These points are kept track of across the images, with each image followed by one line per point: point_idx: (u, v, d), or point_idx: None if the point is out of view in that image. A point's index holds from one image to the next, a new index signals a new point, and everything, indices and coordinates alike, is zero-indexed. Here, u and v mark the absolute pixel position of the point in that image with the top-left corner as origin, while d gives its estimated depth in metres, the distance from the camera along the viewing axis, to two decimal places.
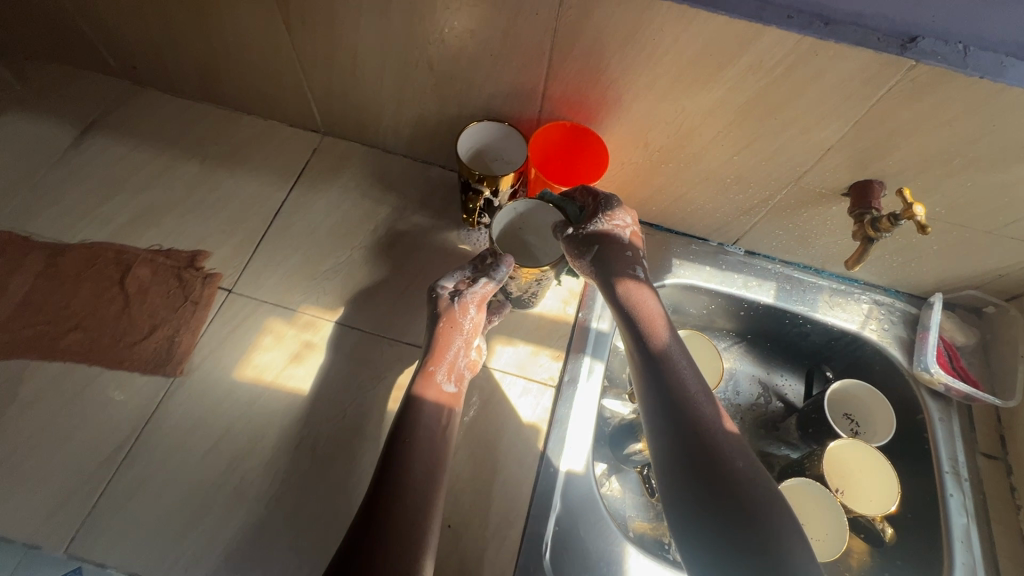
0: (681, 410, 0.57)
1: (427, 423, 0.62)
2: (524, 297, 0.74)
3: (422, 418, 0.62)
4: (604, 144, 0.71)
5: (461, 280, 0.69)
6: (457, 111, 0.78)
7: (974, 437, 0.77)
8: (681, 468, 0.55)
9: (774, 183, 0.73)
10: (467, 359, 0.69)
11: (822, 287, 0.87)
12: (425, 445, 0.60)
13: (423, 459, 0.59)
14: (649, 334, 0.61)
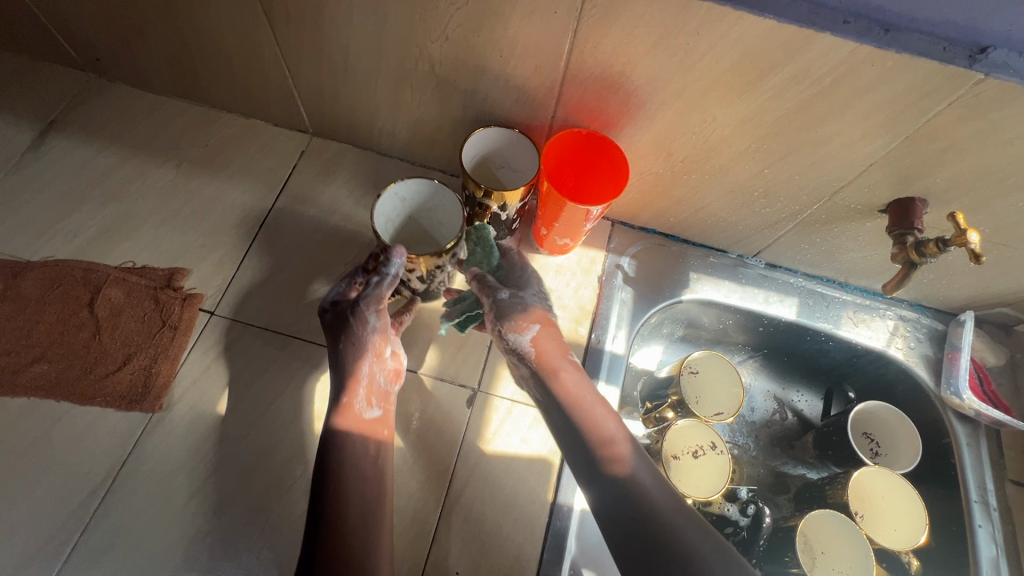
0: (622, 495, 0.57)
1: (359, 445, 0.59)
2: (433, 288, 0.68)
3: (353, 442, 0.58)
4: (623, 154, 0.64)
5: (353, 286, 0.65)
6: (460, 114, 0.71)
7: (1003, 464, 0.74)
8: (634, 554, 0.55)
9: (805, 198, 0.67)
10: (387, 370, 0.63)
11: (846, 302, 0.82)
12: (356, 467, 0.57)
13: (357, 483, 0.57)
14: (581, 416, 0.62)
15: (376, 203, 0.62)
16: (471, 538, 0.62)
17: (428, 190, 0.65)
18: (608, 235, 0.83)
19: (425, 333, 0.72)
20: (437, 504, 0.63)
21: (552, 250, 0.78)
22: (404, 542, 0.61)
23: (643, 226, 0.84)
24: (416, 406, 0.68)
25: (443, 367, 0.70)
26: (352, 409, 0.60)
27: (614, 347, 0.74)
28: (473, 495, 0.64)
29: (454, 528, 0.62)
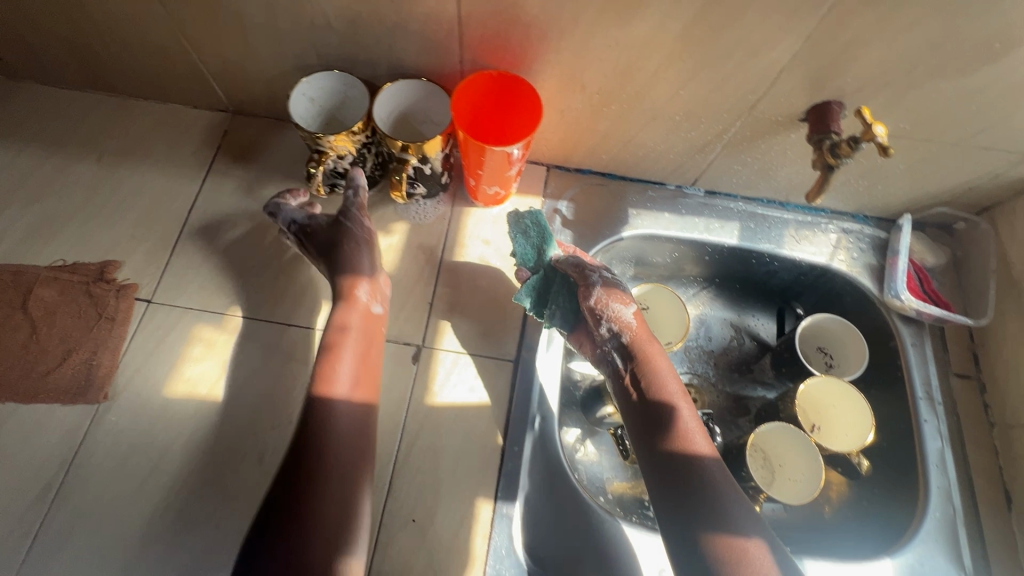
0: (694, 487, 0.54)
1: (338, 422, 0.57)
2: (368, 174, 0.74)
3: (336, 420, 0.57)
4: (536, 94, 0.62)
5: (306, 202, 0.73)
6: (370, 71, 0.69)
7: (947, 359, 0.75)
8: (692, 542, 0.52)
9: (725, 116, 0.67)
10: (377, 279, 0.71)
11: (787, 221, 0.82)
12: (336, 444, 0.55)
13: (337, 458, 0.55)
14: (666, 403, 0.59)
15: (290, 104, 0.67)
16: (427, 487, 0.63)
17: (333, 84, 0.69)
18: (544, 181, 0.82)
19: None
20: (389, 458, 0.64)
21: (487, 202, 0.77)
22: None
23: (578, 167, 0.83)
24: None
25: (385, 328, 0.71)
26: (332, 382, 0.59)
27: None
28: (426, 446, 0.65)
29: (409, 479, 0.63)
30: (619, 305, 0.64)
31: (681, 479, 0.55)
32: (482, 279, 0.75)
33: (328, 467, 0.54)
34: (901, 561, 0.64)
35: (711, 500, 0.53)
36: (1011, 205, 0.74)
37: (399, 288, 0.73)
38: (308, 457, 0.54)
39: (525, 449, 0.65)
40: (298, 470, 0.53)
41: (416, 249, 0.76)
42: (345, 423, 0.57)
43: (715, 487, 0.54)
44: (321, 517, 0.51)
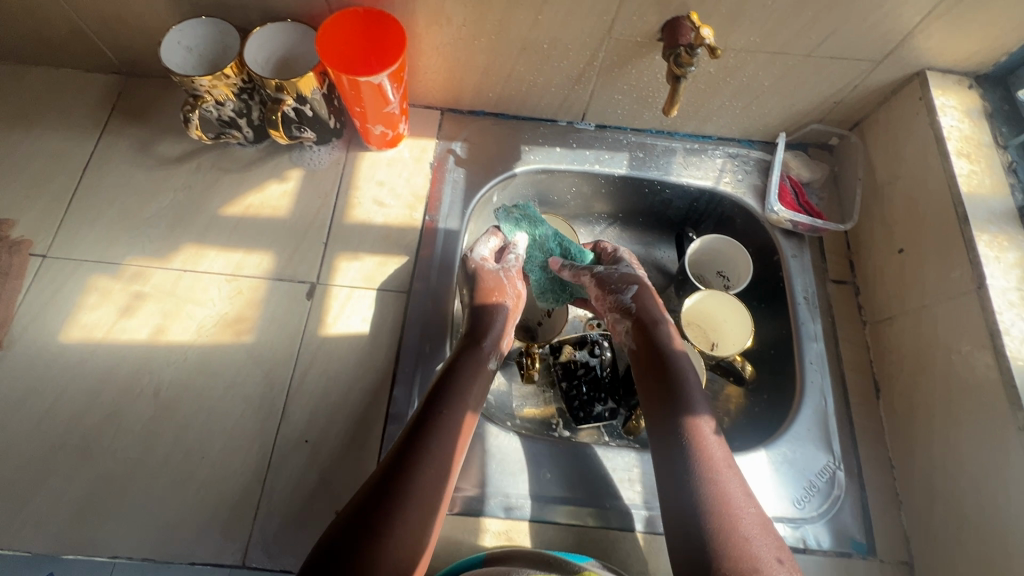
0: (695, 448, 0.57)
1: (465, 369, 0.63)
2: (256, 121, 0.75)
3: (462, 369, 0.63)
4: (401, 30, 0.65)
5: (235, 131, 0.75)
6: (244, 18, 0.71)
7: (825, 267, 0.79)
8: (685, 502, 0.54)
9: (589, 41, 0.69)
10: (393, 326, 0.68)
11: (675, 149, 0.85)
12: (462, 391, 0.61)
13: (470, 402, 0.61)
14: (682, 372, 0.63)
15: (162, 51, 0.67)
16: (320, 411, 0.66)
17: (207, 31, 0.69)
18: (438, 124, 0.85)
19: (260, 240, 0.75)
20: (283, 386, 0.67)
21: (380, 144, 0.80)
22: (253, 424, 0.65)
23: (471, 109, 0.85)
24: (256, 307, 0.71)
25: (280, 268, 0.73)
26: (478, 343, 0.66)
27: (449, 225, 0.77)
28: (320, 375, 0.68)
29: (303, 404, 0.66)
30: (623, 289, 0.72)
31: (684, 442, 0.58)
32: (375, 218, 0.77)
33: (459, 409, 0.59)
34: (775, 451, 0.68)
35: (709, 465, 0.56)
36: (875, 116, 0.77)
37: (294, 230, 0.76)
38: (446, 402, 0.59)
39: (416, 371, 0.69)
40: (422, 421, 0.57)
41: (311, 193, 0.78)
42: (478, 374, 0.63)
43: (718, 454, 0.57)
44: (444, 460, 0.55)
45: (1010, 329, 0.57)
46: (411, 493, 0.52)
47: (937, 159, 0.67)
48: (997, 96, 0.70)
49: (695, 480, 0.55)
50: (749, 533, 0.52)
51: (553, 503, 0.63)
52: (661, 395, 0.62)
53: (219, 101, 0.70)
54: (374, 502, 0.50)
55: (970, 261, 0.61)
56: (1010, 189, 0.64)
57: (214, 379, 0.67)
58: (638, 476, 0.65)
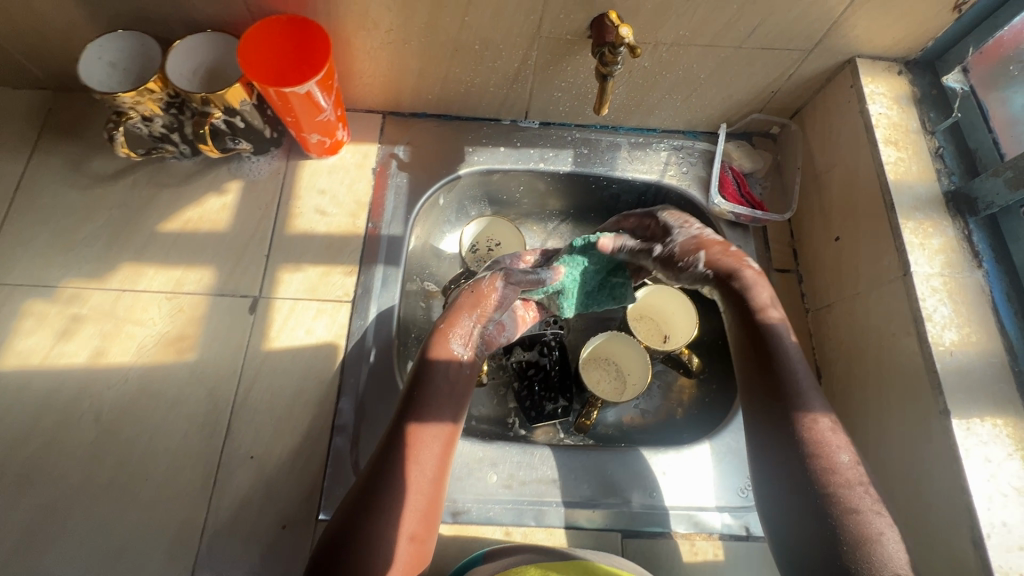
0: (804, 431, 0.56)
1: (429, 381, 0.59)
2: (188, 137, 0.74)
3: (433, 378, 0.59)
4: (327, 40, 0.64)
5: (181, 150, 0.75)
6: (167, 29, 0.69)
7: (769, 256, 0.80)
8: (797, 507, 0.54)
9: (520, 41, 0.69)
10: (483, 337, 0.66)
11: (620, 144, 0.85)
12: (432, 405, 0.58)
13: (438, 413, 0.58)
14: (782, 354, 0.60)
15: (80, 68, 0.65)
16: (265, 426, 0.66)
17: (128, 45, 0.68)
18: (380, 129, 0.84)
19: (200, 256, 0.74)
20: (228, 403, 0.67)
21: (320, 152, 0.79)
22: (197, 443, 0.64)
23: (412, 112, 0.85)
24: (197, 324, 0.70)
25: (221, 284, 0.72)
26: (436, 348, 0.61)
27: (392, 232, 0.77)
28: (265, 389, 0.68)
29: (248, 420, 0.66)
30: (690, 263, 0.67)
31: (806, 436, 0.56)
32: (317, 227, 0.77)
33: (428, 425, 0.57)
34: (721, 442, 0.69)
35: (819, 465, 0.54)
36: (812, 104, 0.78)
37: (235, 244, 0.75)
38: (416, 419, 0.57)
39: (362, 380, 0.69)
40: (396, 442, 0.55)
41: (250, 205, 0.77)
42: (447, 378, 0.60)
43: (834, 448, 0.55)
44: (407, 481, 0.53)
45: (932, 315, 0.58)
46: (384, 518, 0.51)
47: (868, 147, 0.67)
48: (926, 81, 0.70)
49: (807, 480, 0.54)
50: (875, 528, 0.51)
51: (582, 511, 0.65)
52: (768, 386, 0.59)
53: (146, 117, 0.68)
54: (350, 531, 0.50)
55: (896, 248, 0.61)
56: (936, 174, 0.65)
57: (156, 399, 0.66)
58: (586, 474, 0.67)
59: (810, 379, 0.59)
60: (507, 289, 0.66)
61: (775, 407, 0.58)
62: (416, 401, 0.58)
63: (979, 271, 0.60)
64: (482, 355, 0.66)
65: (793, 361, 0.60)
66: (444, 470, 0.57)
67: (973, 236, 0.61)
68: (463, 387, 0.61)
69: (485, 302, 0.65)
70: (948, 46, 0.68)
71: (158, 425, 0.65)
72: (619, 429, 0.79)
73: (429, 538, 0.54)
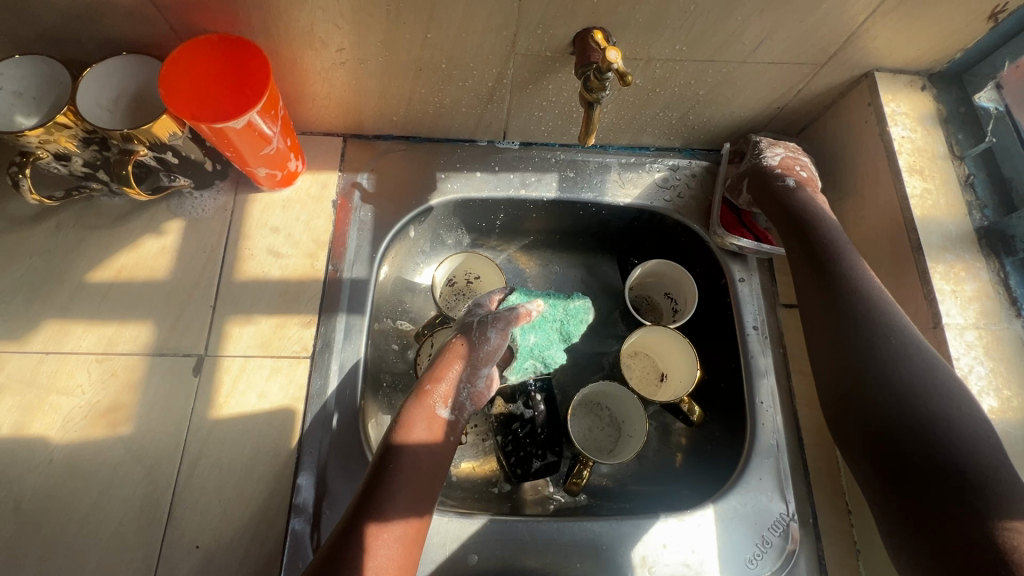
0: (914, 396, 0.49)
1: (397, 465, 0.54)
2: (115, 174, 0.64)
3: (401, 461, 0.54)
4: (268, 65, 0.55)
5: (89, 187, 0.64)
6: (81, 52, 0.59)
7: (775, 290, 0.72)
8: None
9: (493, 59, 0.60)
10: (475, 391, 0.62)
11: (609, 165, 0.76)
12: (401, 493, 0.53)
13: (402, 505, 0.52)
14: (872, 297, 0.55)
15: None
16: (212, 509, 0.58)
17: (36, 72, 0.58)
18: (341, 154, 0.75)
19: (135, 309, 0.65)
20: (169, 483, 0.58)
21: (272, 185, 0.69)
22: (134, 532, 0.56)
23: (377, 134, 0.76)
24: (133, 390, 0.61)
25: (160, 341, 0.64)
26: (408, 427, 0.56)
27: (356, 274, 0.69)
28: (211, 465, 0.59)
29: (192, 502, 0.58)
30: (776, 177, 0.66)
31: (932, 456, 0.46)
32: (270, 271, 0.68)
33: (392, 519, 0.51)
34: (725, 506, 0.62)
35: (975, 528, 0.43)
36: (822, 121, 0.70)
37: (176, 294, 0.66)
38: (377, 517, 0.51)
39: (324, 450, 0.61)
40: (352, 539, 0.49)
41: (193, 248, 0.68)
42: (423, 453, 0.56)
43: (991, 503, 0.43)
44: None
45: (968, 377, 0.50)
46: None
47: (889, 175, 0.60)
48: (952, 97, 0.62)
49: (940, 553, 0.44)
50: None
51: None
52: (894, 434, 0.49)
53: (61, 156, 0.58)
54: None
55: (924, 296, 0.54)
56: (967, 207, 0.57)
57: (85, 482, 0.58)
58: (574, 550, 0.59)
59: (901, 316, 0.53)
60: (495, 337, 0.62)
61: (903, 451, 0.48)
62: (381, 489, 0.52)
63: (1018, 321, 0.53)
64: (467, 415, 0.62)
65: (916, 395, 0.49)
66: (409, 572, 0.50)
67: (1009, 280, 0.54)
68: (448, 445, 0.59)
69: (473, 352, 0.61)
70: (978, 59, 0.60)
71: (88, 513, 0.57)
72: (614, 480, 0.72)
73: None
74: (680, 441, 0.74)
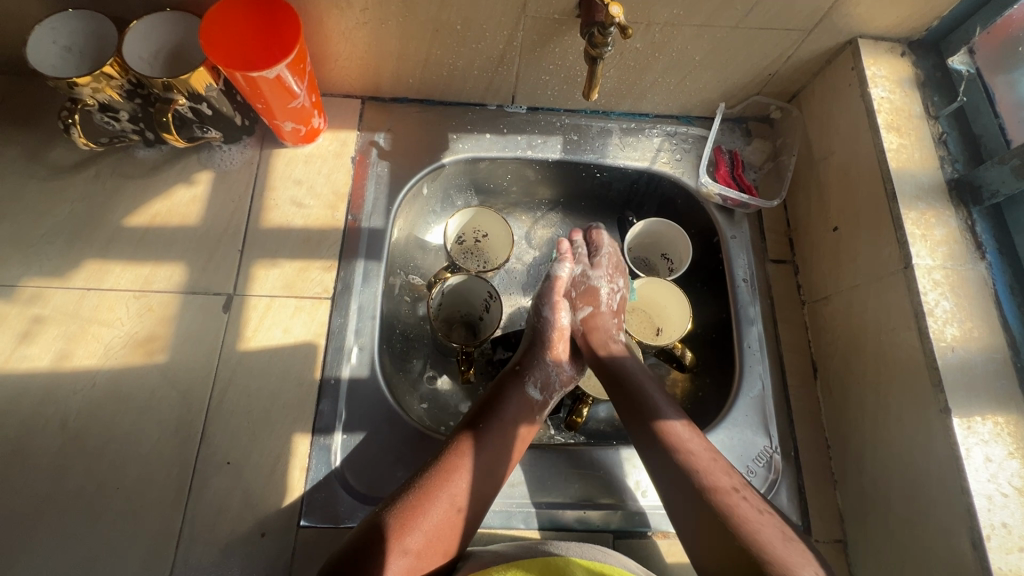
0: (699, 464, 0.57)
1: (499, 404, 0.63)
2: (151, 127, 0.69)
3: (503, 399, 0.63)
4: (298, 24, 0.60)
5: (134, 138, 0.70)
6: (124, 8, 0.64)
7: (764, 246, 0.77)
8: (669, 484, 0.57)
9: (505, 20, 0.65)
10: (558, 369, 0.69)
11: (611, 130, 0.81)
12: (498, 424, 0.61)
13: (501, 436, 0.60)
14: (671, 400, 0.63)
15: (28, 50, 0.60)
16: (241, 431, 0.63)
17: (83, 26, 0.62)
18: (359, 115, 0.79)
19: (169, 252, 0.70)
20: (202, 407, 0.63)
21: (295, 140, 0.74)
22: (171, 449, 0.62)
23: (393, 97, 0.80)
24: (167, 324, 0.66)
25: (192, 281, 0.69)
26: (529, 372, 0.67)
27: (373, 224, 0.74)
28: (241, 391, 0.64)
29: (223, 425, 0.63)
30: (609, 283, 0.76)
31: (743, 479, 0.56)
32: (294, 220, 0.73)
33: (480, 444, 0.59)
34: (715, 439, 0.66)
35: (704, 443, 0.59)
36: (811, 88, 0.75)
37: (207, 238, 0.71)
38: (472, 437, 0.59)
39: (342, 381, 0.66)
40: (452, 449, 0.58)
41: (222, 197, 0.73)
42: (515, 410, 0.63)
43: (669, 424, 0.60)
44: (447, 492, 0.55)
45: (934, 310, 0.56)
46: (400, 531, 0.52)
47: (869, 133, 0.65)
48: (930, 63, 0.67)
49: (668, 467, 0.57)
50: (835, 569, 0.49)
51: (554, 507, 0.63)
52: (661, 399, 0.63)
53: (107, 105, 0.63)
54: (389, 517, 0.52)
55: (898, 239, 0.59)
56: (939, 161, 0.62)
57: (126, 404, 0.63)
58: (575, 473, 0.65)
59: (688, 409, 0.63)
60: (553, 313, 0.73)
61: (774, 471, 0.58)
62: (484, 420, 0.61)
63: (982, 263, 0.58)
64: (556, 393, 0.68)
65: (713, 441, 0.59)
66: (483, 496, 0.57)
67: (976, 227, 0.59)
68: (536, 416, 0.65)
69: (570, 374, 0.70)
70: (954, 25, 0.65)
71: (129, 431, 0.62)
72: (611, 425, 0.77)
73: (442, 552, 0.53)
74: (674, 390, 0.79)
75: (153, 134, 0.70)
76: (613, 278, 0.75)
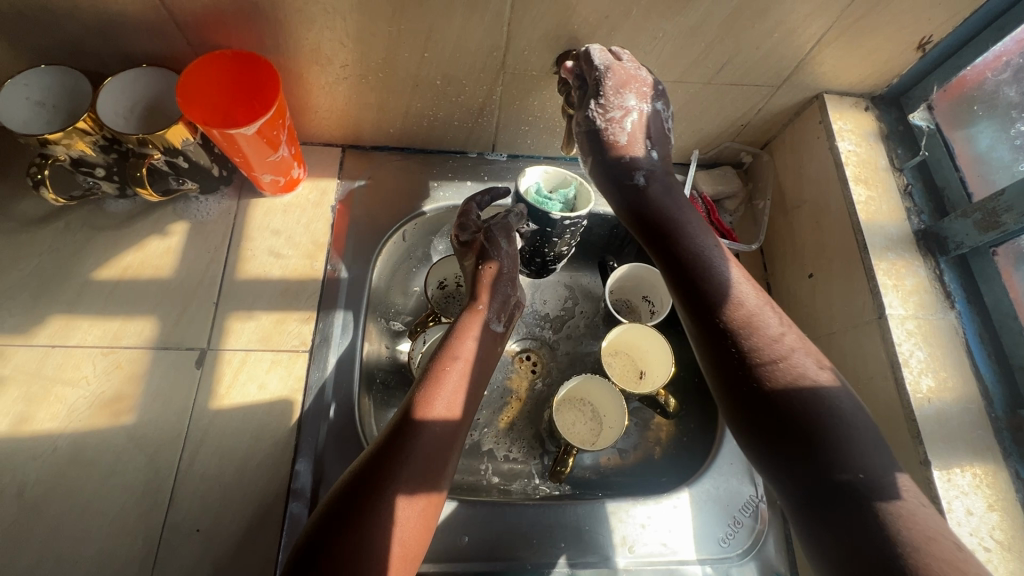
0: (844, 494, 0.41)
1: (412, 438, 0.51)
2: (124, 180, 0.68)
3: (415, 433, 0.52)
4: (279, 81, 0.60)
5: (106, 191, 0.68)
6: (100, 63, 0.63)
7: None
8: (823, 535, 0.41)
9: (485, 75, 0.66)
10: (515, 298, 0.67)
11: (590, 176, 0.83)
12: (405, 475, 0.49)
13: (415, 473, 0.50)
14: (780, 389, 0.46)
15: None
16: (211, 494, 0.60)
17: (58, 80, 0.62)
18: (339, 163, 0.79)
19: (139, 305, 0.68)
20: (171, 471, 0.61)
21: (274, 190, 0.74)
22: (136, 516, 0.58)
23: (374, 145, 0.81)
24: (136, 382, 0.64)
25: (164, 336, 0.67)
26: (425, 409, 0.54)
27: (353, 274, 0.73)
28: (213, 451, 0.62)
29: (192, 490, 0.60)
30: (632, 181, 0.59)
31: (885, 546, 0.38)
32: (271, 270, 0.72)
33: (393, 488, 0.48)
34: (700, 489, 0.67)
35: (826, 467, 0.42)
36: (782, 137, 0.78)
37: (180, 291, 0.69)
38: (386, 479, 0.49)
39: (320, 437, 0.64)
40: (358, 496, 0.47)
41: (196, 249, 0.72)
42: (431, 444, 0.52)
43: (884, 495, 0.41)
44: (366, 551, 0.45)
45: (909, 360, 0.57)
46: None
47: (838, 185, 0.67)
48: (893, 117, 0.71)
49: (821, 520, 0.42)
50: None
51: (539, 566, 0.61)
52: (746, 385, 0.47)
53: (80, 161, 0.62)
54: None
55: (870, 290, 0.61)
56: (906, 213, 0.65)
57: (88, 469, 0.60)
58: (560, 530, 0.63)
59: (804, 381, 0.46)
60: (506, 244, 0.65)
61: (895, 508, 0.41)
62: (396, 453, 0.50)
63: (952, 312, 0.59)
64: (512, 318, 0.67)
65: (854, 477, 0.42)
66: (405, 547, 0.47)
67: (944, 276, 0.61)
68: (447, 450, 0.53)
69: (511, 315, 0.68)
70: (914, 83, 0.68)
71: (91, 499, 0.59)
72: (596, 473, 0.76)
73: None
74: (658, 435, 0.78)
75: (125, 186, 0.68)
76: (621, 96, 0.57)
